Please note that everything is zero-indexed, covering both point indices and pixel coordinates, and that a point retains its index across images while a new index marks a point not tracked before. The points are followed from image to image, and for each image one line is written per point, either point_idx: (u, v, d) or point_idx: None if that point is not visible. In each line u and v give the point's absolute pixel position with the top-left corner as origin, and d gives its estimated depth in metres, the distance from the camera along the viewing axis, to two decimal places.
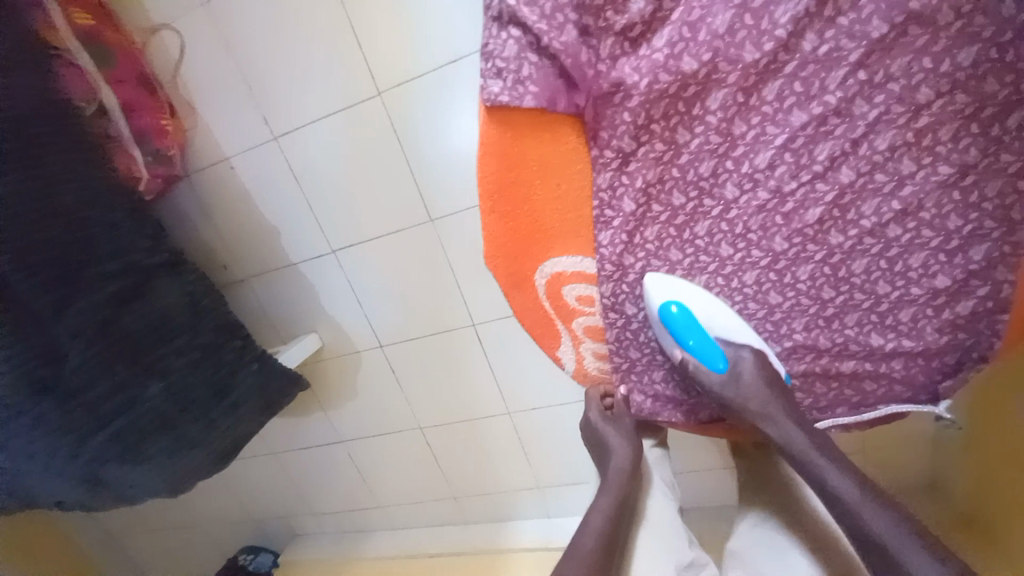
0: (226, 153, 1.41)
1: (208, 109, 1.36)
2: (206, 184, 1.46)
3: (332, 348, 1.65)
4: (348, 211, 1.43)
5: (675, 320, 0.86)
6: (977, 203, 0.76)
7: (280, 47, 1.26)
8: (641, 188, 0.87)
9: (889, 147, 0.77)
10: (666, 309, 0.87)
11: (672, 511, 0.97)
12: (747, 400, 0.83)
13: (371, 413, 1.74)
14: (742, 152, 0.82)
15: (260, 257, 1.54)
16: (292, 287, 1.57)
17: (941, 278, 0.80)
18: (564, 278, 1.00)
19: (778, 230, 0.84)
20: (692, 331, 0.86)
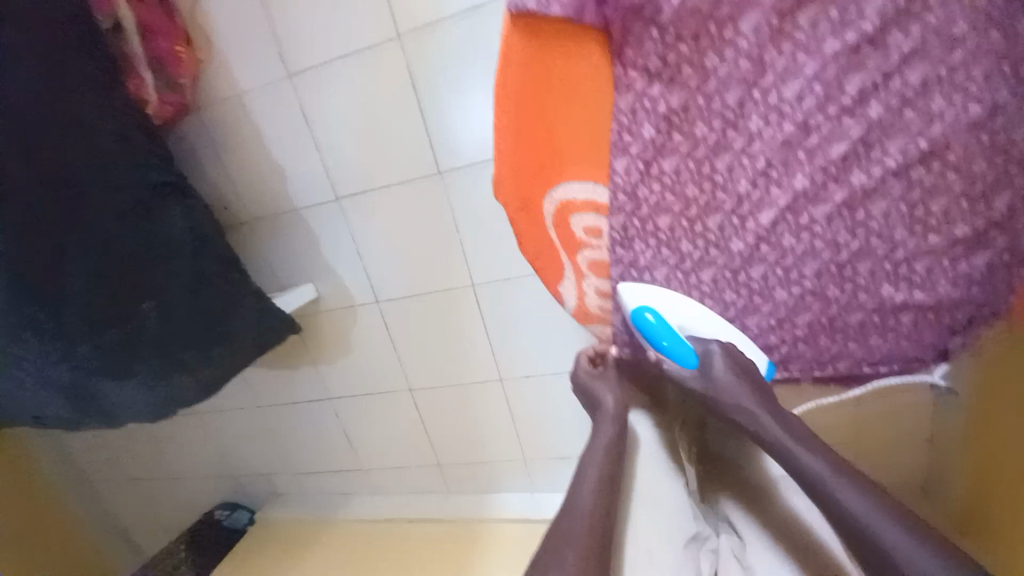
0: (240, 90, 1.38)
1: (225, 41, 1.33)
2: (218, 121, 1.43)
3: (330, 301, 1.61)
4: (357, 159, 1.40)
5: (650, 327, 0.73)
6: (1003, 147, 0.62)
7: None
8: (659, 115, 0.67)
9: (922, 81, 0.61)
10: (642, 317, 0.73)
11: (669, 482, 0.83)
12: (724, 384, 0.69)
13: (364, 373, 1.71)
14: (771, 80, 0.63)
15: (264, 200, 1.51)
16: (293, 234, 1.54)
17: (960, 226, 0.66)
18: (574, 206, 0.75)
19: (799, 168, 0.66)
20: (667, 334, 0.73)
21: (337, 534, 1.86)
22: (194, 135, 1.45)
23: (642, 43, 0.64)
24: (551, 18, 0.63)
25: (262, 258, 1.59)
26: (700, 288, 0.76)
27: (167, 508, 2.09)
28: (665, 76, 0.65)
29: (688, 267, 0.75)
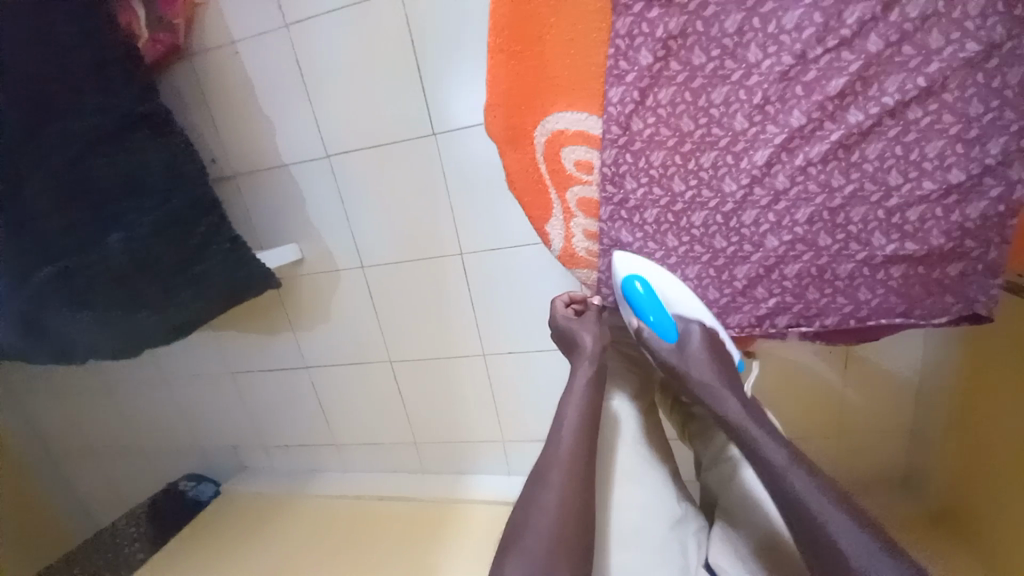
0: (234, 37, 1.35)
1: None
2: (208, 67, 1.39)
3: (313, 264, 1.57)
4: (349, 115, 1.37)
5: (637, 298, 0.75)
6: (1001, 89, 0.61)
7: None
8: (657, 40, 0.66)
9: (920, 16, 0.60)
10: (631, 286, 0.76)
11: (639, 483, 0.74)
12: (699, 368, 0.70)
13: (344, 341, 1.66)
14: (770, 7, 0.62)
15: (251, 153, 1.47)
16: (279, 190, 1.50)
17: (954, 172, 0.64)
18: (566, 138, 0.74)
19: (795, 103, 0.65)
20: (653, 308, 0.75)
21: (298, 512, 1.78)
22: (185, 80, 1.42)
23: None
24: None
25: (246, 213, 1.54)
26: (691, 230, 0.74)
27: (129, 473, 2.01)
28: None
29: (677, 209, 0.73)
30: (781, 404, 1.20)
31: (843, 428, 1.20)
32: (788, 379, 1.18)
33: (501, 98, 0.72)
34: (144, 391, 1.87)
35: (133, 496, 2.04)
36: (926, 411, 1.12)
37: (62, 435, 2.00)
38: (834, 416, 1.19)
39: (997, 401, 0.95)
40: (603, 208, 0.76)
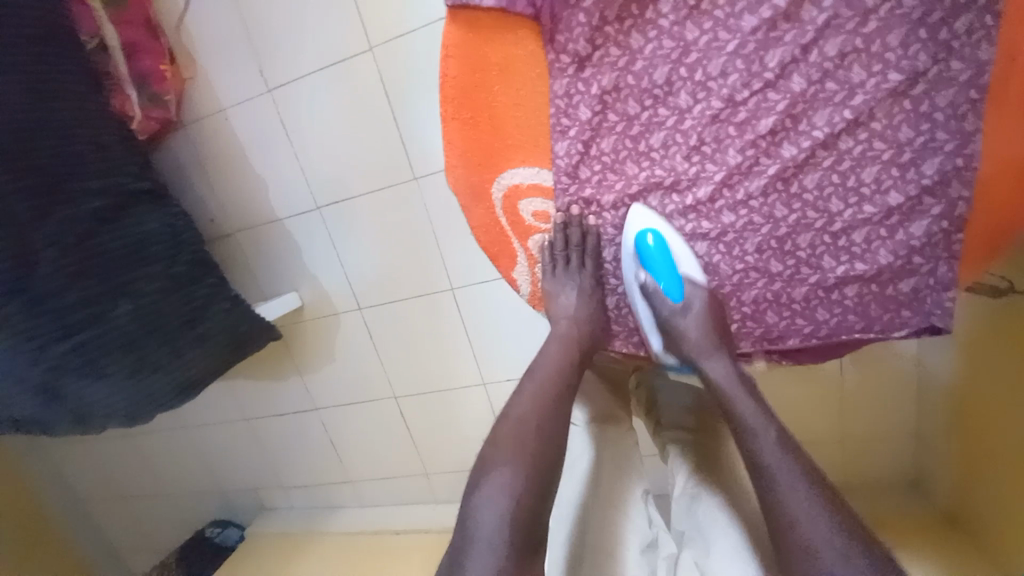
0: (222, 105, 1.41)
1: (210, 60, 1.37)
2: (199, 134, 1.46)
3: (312, 309, 1.63)
4: (333, 169, 1.43)
5: (648, 252, 0.72)
6: (928, 114, 0.64)
7: (280, 6, 1.28)
8: (593, 96, 0.70)
9: (839, 53, 0.63)
10: (641, 238, 0.72)
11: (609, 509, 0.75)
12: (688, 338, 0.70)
13: (350, 381, 1.71)
14: (695, 58, 0.65)
15: (246, 210, 1.54)
16: (275, 242, 1.57)
17: (893, 195, 0.67)
18: (522, 192, 0.77)
19: (730, 142, 0.68)
20: (663, 266, 0.71)
21: (317, 551, 1.81)
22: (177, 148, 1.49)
23: (573, 31, 0.67)
24: (487, 9, 0.68)
25: (244, 265, 1.61)
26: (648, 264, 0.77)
27: (157, 521, 2.08)
28: (593, 59, 0.68)
29: (633, 246, 0.77)
30: (786, 408, 1.20)
31: (842, 429, 1.19)
32: (798, 384, 1.17)
33: (460, 161, 0.76)
34: (167, 442, 1.95)
35: (160, 544, 2.11)
36: (927, 410, 1.10)
37: (90, 490, 2.07)
38: (835, 422, 1.18)
39: (986, 396, 0.92)
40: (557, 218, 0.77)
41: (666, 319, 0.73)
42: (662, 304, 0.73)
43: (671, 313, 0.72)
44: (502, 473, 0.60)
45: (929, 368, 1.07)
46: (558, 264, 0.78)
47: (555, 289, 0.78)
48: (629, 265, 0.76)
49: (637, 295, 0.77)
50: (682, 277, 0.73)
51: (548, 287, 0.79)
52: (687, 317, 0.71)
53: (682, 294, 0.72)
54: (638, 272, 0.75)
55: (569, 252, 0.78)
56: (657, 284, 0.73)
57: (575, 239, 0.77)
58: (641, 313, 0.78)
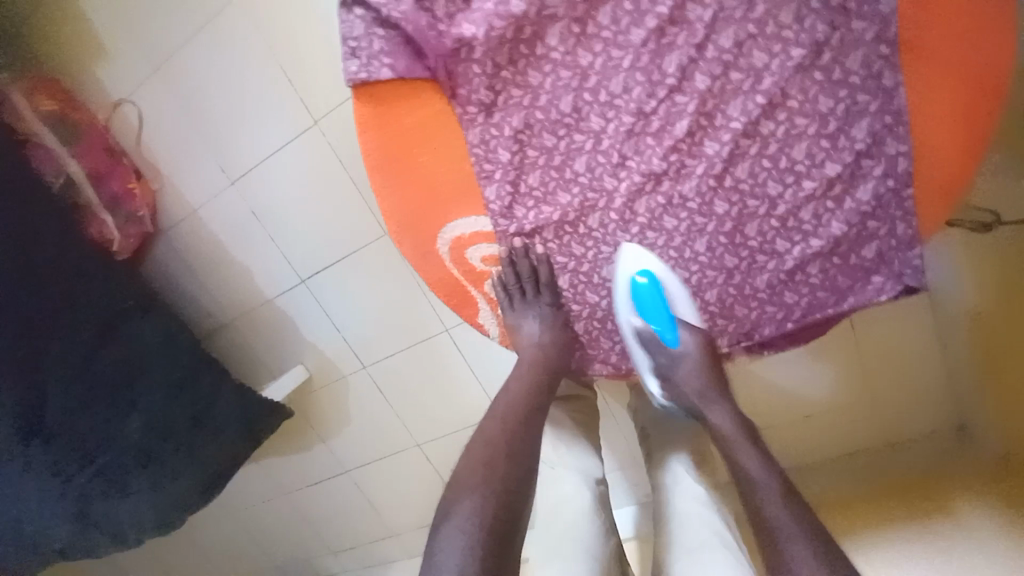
0: (193, 206, 1.41)
1: (173, 168, 1.37)
2: (178, 239, 1.48)
3: (319, 379, 1.63)
4: (310, 244, 1.40)
5: (640, 294, 0.72)
6: (842, 80, 0.62)
7: (222, 99, 1.25)
8: (509, 138, 0.70)
9: (735, 43, 0.61)
10: (633, 282, 0.72)
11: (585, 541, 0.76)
12: (689, 382, 0.72)
13: (370, 439, 1.71)
14: (595, 80, 0.65)
15: (234, 298, 1.54)
16: (267, 324, 1.57)
17: (830, 166, 0.65)
18: (466, 241, 0.78)
19: (652, 152, 0.67)
20: (657, 314, 0.72)
21: None
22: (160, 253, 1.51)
23: (473, 82, 0.68)
24: (387, 80, 0.68)
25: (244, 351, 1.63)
26: (606, 282, 0.76)
27: None
28: (498, 104, 0.69)
29: (586, 269, 0.76)
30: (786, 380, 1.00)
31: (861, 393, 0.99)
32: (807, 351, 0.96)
33: (399, 226, 0.77)
34: (216, 531, 1.99)
35: None
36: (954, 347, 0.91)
37: None
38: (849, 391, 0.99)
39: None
40: (504, 257, 0.77)
41: (664, 367, 0.75)
42: (659, 348, 0.75)
43: (669, 358, 0.74)
44: (469, 503, 0.58)
45: (947, 301, 0.87)
46: (514, 300, 0.78)
47: (527, 324, 0.77)
48: (624, 311, 0.75)
49: (636, 346, 0.76)
50: (677, 319, 0.73)
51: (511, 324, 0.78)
52: (682, 367, 0.73)
53: (678, 339, 0.74)
54: (630, 318, 0.75)
55: (523, 285, 0.77)
56: (654, 330, 0.75)
57: (523, 273, 0.77)
58: (640, 365, 0.77)
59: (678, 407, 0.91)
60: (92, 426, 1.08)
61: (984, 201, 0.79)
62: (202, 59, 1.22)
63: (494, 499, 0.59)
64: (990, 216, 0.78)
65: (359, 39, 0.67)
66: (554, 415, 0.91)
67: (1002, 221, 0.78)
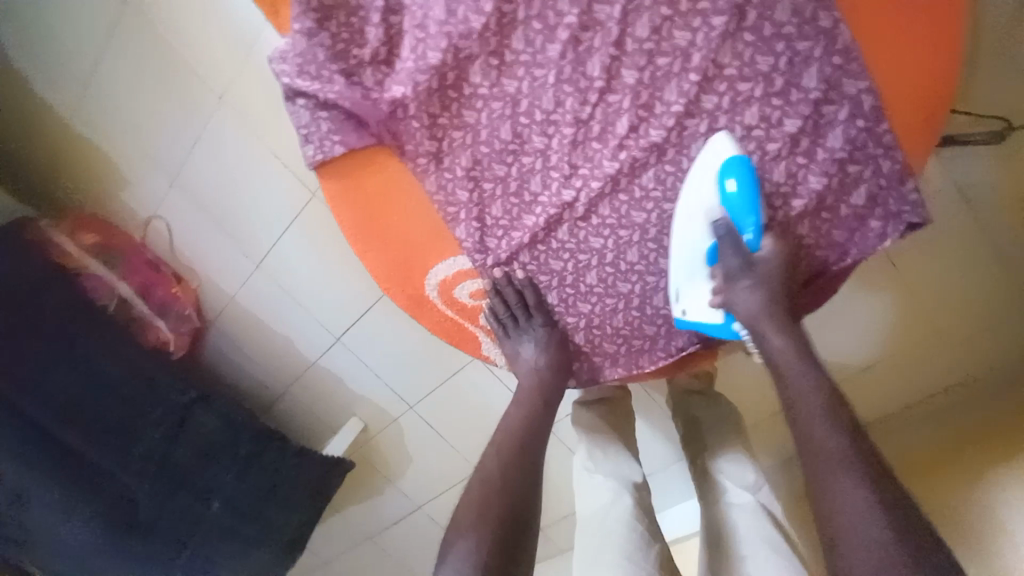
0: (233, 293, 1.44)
1: (208, 264, 1.42)
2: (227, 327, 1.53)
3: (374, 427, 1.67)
4: (331, 299, 1.40)
5: (731, 193, 0.61)
6: (777, 33, 0.58)
7: (226, 191, 1.26)
8: (463, 177, 0.72)
9: (653, 29, 0.60)
10: (723, 177, 0.61)
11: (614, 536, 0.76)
12: (745, 300, 0.63)
13: (435, 474, 1.73)
14: (527, 103, 0.66)
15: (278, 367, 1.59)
16: (314, 386, 1.61)
17: (789, 122, 0.61)
18: (451, 281, 0.81)
19: (600, 155, 0.67)
20: (747, 212, 0.62)
21: None
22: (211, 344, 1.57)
23: (416, 136, 0.71)
24: (339, 156, 0.73)
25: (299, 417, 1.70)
26: (594, 289, 0.76)
27: None
28: (444, 149, 0.71)
29: (571, 282, 0.77)
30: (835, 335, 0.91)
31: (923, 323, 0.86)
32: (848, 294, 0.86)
33: (388, 282, 0.81)
34: None
35: None
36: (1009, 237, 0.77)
37: None
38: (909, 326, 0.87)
39: None
40: (491, 289, 0.79)
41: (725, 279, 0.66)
42: (732, 248, 0.64)
43: (743, 262, 0.64)
44: (463, 544, 0.61)
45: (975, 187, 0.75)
46: (510, 327, 0.80)
47: (523, 342, 0.79)
48: (704, 204, 0.65)
49: (684, 248, 0.68)
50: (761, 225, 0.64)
51: (510, 350, 0.80)
52: (756, 278, 0.63)
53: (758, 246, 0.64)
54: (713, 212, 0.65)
55: (514, 311, 0.79)
56: (732, 225, 0.65)
57: (512, 300, 0.78)
58: (681, 265, 0.69)
59: (720, 406, 0.94)
60: (177, 517, 1.14)
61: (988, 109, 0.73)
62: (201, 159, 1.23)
63: (490, 534, 0.61)
64: (1000, 124, 0.72)
65: (308, 125, 0.72)
66: (585, 422, 0.93)
67: (1015, 126, 0.71)
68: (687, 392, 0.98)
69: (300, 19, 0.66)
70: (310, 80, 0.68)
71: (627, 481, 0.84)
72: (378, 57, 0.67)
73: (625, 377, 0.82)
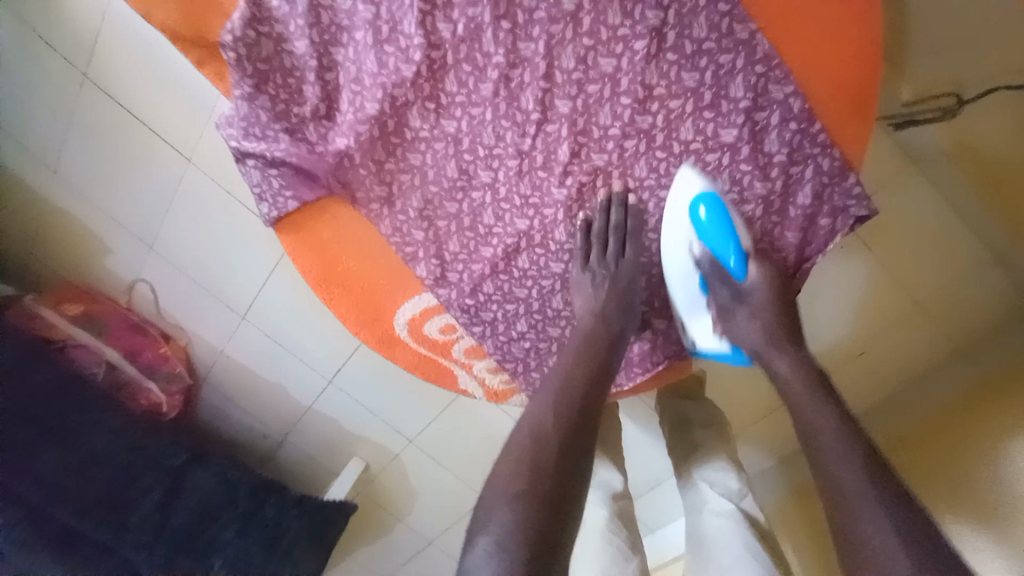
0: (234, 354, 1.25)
1: (201, 325, 1.20)
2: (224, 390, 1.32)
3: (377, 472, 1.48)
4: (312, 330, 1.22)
5: (703, 227, 0.63)
6: (700, 50, 0.59)
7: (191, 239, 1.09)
8: (416, 218, 0.73)
9: (579, 60, 0.61)
10: (693, 213, 0.63)
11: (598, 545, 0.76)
12: (747, 333, 0.66)
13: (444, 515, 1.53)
14: (468, 141, 0.67)
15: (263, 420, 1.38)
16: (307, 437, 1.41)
17: (724, 132, 0.62)
18: (420, 319, 0.81)
19: (548, 183, 0.68)
20: (725, 244, 0.64)
21: None
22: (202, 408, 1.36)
23: (365, 183, 0.72)
24: (295, 210, 0.74)
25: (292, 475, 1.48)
26: (560, 312, 0.77)
27: None
28: (395, 192, 0.72)
29: (538, 308, 0.77)
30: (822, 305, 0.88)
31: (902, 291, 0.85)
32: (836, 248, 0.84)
33: (359, 325, 0.82)
34: None
35: None
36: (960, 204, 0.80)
37: None
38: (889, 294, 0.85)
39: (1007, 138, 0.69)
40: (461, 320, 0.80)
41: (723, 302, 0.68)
42: (721, 282, 0.67)
43: (732, 295, 0.67)
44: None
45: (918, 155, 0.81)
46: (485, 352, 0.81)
47: (575, 276, 0.72)
48: (677, 238, 0.66)
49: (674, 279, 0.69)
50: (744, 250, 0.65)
51: None
52: (747, 304, 0.66)
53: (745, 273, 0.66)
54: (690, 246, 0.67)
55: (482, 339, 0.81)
56: (714, 259, 0.66)
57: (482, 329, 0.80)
58: (683, 299, 0.70)
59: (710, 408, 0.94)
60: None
61: (934, 86, 0.76)
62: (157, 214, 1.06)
63: None
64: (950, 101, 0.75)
65: (260, 184, 0.72)
66: None
67: (964, 100, 0.74)
68: (676, 398, 0.97)
69: (239, 85, 0.67)
70: (256, 141, 0.70)
71: (606, 490, 0.83)
72: (318, 113, 0.69)
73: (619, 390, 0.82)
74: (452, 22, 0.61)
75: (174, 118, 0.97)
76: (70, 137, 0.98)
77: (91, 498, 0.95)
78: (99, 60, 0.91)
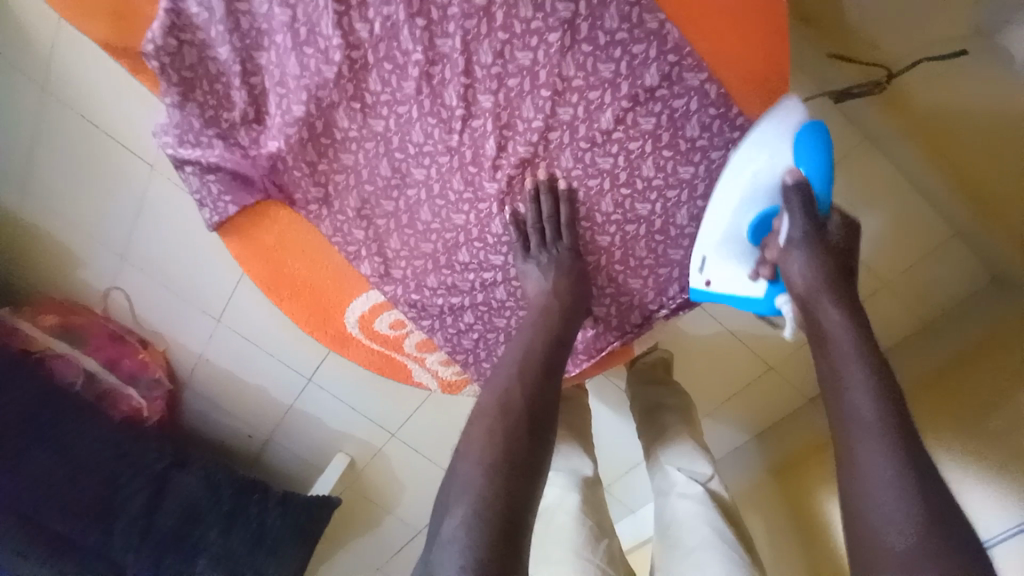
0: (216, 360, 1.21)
1: (180, 333, 1.16)
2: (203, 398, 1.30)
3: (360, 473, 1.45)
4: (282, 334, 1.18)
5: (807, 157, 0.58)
6: (612, 38, 0.59)
7: (157, 247, 1.05)
8: (355, 218, 0.75)
9: (496, 55, 0.61)
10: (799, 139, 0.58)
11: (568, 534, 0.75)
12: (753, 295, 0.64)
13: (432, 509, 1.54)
14: (398, 139, 0.68)
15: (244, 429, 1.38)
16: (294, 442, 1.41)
17: (643, 121, 0.63)
18: (369, 316, 0.83)
19: (480, 178, 0.69)
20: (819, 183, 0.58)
21: None
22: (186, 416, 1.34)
23: (302, 185, 0.73)
24: (236, 214, 0.75)
25: (281, 478, 1.49)
26: (505, 304, 0.78)
27: None
28: (331, 194, 0.73)
29: (482, 300, 0.78)
30: None
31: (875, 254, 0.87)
32: None
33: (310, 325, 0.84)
34: None
35: None
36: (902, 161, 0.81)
37: None
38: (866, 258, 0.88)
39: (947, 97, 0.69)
40: (410, 316, 0.82)
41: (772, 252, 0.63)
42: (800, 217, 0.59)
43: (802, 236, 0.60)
44: None
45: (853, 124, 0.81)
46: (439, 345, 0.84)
47: (523, 271, 0.72)
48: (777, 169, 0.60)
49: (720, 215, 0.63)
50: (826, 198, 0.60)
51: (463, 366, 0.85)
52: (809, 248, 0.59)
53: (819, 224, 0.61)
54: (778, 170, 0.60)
55: (430, 333, 0.83)
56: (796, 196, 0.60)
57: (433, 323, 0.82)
58: (726, 229, 0.65)
59: (677, 392, 0.96)
60: None
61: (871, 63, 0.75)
62: (116, 224, 1.02)
63: None
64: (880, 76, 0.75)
65: (198, 191, 0.73)
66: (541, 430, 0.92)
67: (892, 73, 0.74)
68: (647, 383, 0.98)
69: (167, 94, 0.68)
70: (191, 148, 0.70)
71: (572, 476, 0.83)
72: (249, 118, 0.69)
73: (582, 370, 0.85)
74: (368, 21, 0.61)
75: (119, 117, 0.90)
76: (18, 146, 0.95)
77: (73, 506, 0.97)
78: (20, 55, 0.85)
